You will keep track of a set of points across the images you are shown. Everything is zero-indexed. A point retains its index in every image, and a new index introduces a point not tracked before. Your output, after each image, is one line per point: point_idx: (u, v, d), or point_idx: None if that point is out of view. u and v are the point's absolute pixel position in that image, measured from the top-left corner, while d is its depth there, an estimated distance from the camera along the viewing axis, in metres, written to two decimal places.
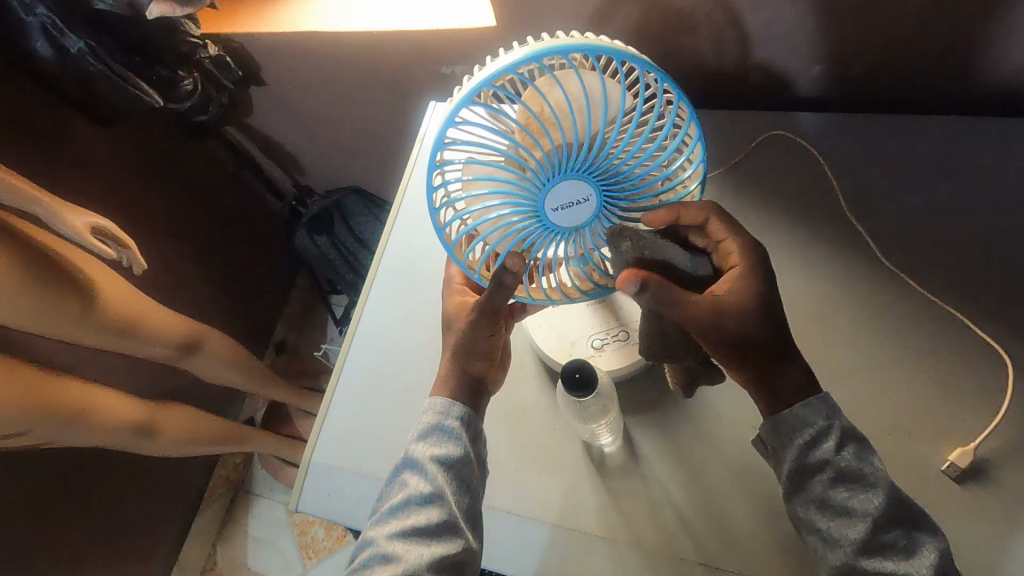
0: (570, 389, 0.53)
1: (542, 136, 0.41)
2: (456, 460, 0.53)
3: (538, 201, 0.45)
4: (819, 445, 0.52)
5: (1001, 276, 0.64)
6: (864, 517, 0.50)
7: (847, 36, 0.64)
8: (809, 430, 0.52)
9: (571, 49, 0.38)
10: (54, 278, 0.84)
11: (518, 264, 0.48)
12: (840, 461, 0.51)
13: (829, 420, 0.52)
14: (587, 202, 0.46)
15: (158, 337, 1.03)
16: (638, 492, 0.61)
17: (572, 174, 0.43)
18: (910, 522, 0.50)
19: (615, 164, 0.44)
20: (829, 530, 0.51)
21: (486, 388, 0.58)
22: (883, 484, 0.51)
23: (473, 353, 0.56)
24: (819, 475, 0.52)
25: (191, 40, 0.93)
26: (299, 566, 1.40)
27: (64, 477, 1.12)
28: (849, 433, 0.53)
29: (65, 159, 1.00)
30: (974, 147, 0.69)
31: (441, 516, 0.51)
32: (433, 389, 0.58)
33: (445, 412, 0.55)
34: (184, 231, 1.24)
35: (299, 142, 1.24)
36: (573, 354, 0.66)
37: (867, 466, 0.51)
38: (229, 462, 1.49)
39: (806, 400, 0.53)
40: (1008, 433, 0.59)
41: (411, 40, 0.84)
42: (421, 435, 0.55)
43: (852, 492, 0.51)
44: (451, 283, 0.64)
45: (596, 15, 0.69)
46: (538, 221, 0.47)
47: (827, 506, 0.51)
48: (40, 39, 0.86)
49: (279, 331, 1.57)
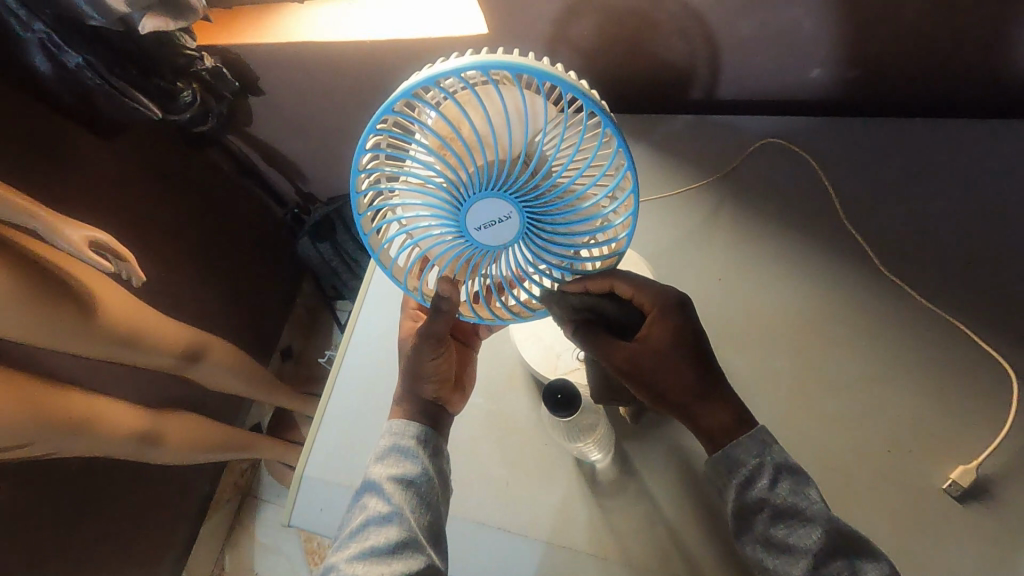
0: (555, 410, 0.53)
1: (453, 157, 0.40)
2: (413, 478, 0.53)
3: (460, 219, 0.44)
4: (754, 483, 0.52)
5: (1006, 284, 0.62)
6: (805, 553, 0.49)
7: (847, 40, 0.62)
8: (741, 469, 0.52)
9: (456, 70, 0.36)
10: (54, 292, 0.85)
11: (450, 289, 0.48)
12: (773, 498, 0.51)
13: (760, 457, 0.52)
14: (509, 220, 0.43)
15: (160, 348, 1.04)
16: (631, 509, 0.60)
17: (487, 193, 0.41)
18: (852, 550, 0.49)
19: (532, 182, 0.41)
20: (775, 568, 0.51)
21: (444, 410, 0.59)
22: (821, 517, 0.50)
23: (420, 377, 0.57)
24: (757, 513, 0.52)
25: (187, 52, 0.93)
26: (305, 570, 1.41)
27: (70, 486, 1.13)
28: (782, 467, 0.52)
29: (67, 173, 1.01)
30: (977, 151, 0.67)
31: (400, 533, 0.50)
32: (392, 411, 0.59)
33: (401, 433, 0.56)
34: (187, 240, 1.25)
35: (300, 151, 1.24)
36: (558, 366, 0.65)
37: (803, 500, 0.50)
38: (236, 468, 1.51)
39: (737, 439, 0.53)
40: (1013, 449, 0.57)
41: (404, 50, 0.84)
42: (378, 456, 0.55)
43: (791, 528, 0.50)
44: (405, 307, 0.63)
45: (583, 21, 0.67)
46: (468, 240, 0.46)
47: (771, 544, 0.51)
48: (41, 55, 0.88)
49: (285, 338, 1.58)
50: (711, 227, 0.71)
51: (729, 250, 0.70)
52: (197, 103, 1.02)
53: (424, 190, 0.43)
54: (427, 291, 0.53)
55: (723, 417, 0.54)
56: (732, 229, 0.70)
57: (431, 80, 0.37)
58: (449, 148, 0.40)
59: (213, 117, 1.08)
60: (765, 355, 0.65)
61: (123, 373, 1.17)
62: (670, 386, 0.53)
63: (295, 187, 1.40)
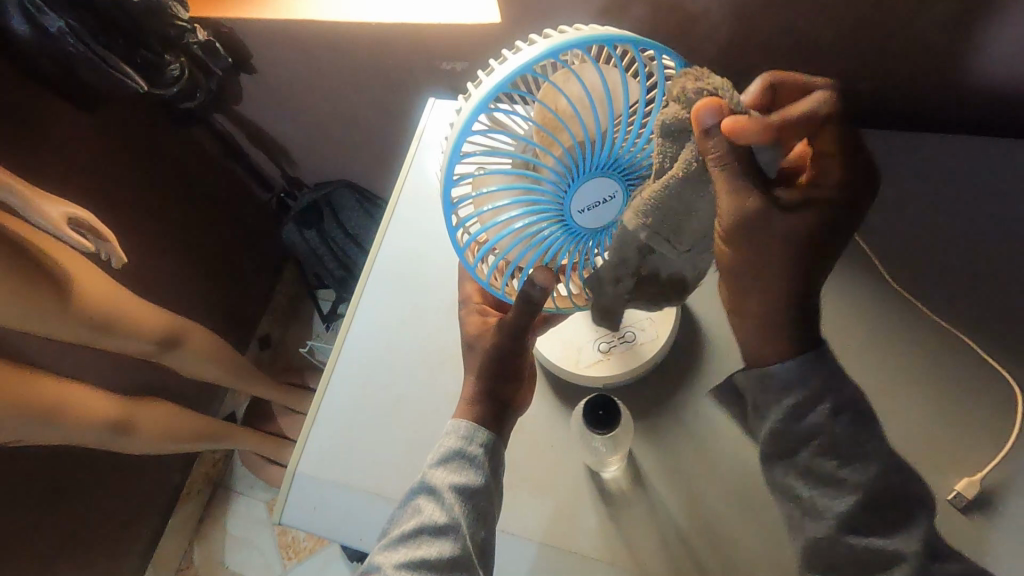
0: (591, 424, 0.55)
1: (562, 132, 0.40)
2: (475, 490, 0.51)
3: (562, 204, 0.44)
4: (809, 412, 0.48)
5: (1009, 301, 0.63)
6: (852, 490, 0.47)
7: (866, 52, 0.62)
8: (794, 395, 0.48)
9: (586, 41, 0.37)
10: (27, 268, 0.81)
11: (547, 279, 0.48)
12: (830, 429, 0.47)
13: (821, 383, 0.48)
14: (614, 200, 0.45)
15: (136, 332, 0.99)
16: (640, 515, 0.60)
17: (597, 172, 0.42)
18: (903, 495, 0.47)
19: (636, 158, 0.44)
20: (814, 498, 0.49)
21: (512, 411, 0.57)
22: (876, 455, 0.47)
23: (481, 368, 0.55)
24: (806, 445, 0.48)
25: (178, 24, 0.87)
26: (280, 566, 1.37)
27: (34, 476, 1.07)
28: (843, 400, 0.48)
29: (39, 144, 0.96)
30: (985, 168, 0.67)
31: (454, 550, 0.49)
32: (456, 411, 0.56)
33: (468, 437, 0.53)
34: (163, 219, 1.19)
35: (289, 131, 1.20)
36: (580, 360, 0.65)
37: (862, 436, 0.47)
38: (208, 459, 1.46)
39: (784, 362, 0.48)
40: (1017, 463, 0.58)
41: (410, 33, 0.81)
42: (441, 459, 0.53)
43: (843, 464, 0.47)
44: (469, 301, 0.61)
45: (600, 12, 0.66)
46: (563, 225, 0.46)
47: (812, 475, 0.48)
48: (17, 16, 0.82)
49: (264, 326, 1.54)
50: None
51: None
52: (185, 78, 0.96)
53: (528, 178, 0.42)
54: (510, 288, 0.52)
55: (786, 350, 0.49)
56: None
57: (555, 52, 0.37)
58: (558, 125, 0.40)
59: (201, 92, 1.01)
60: None
61: (94, 358, 1.12)
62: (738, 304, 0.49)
63: (281, 170, 1.33)
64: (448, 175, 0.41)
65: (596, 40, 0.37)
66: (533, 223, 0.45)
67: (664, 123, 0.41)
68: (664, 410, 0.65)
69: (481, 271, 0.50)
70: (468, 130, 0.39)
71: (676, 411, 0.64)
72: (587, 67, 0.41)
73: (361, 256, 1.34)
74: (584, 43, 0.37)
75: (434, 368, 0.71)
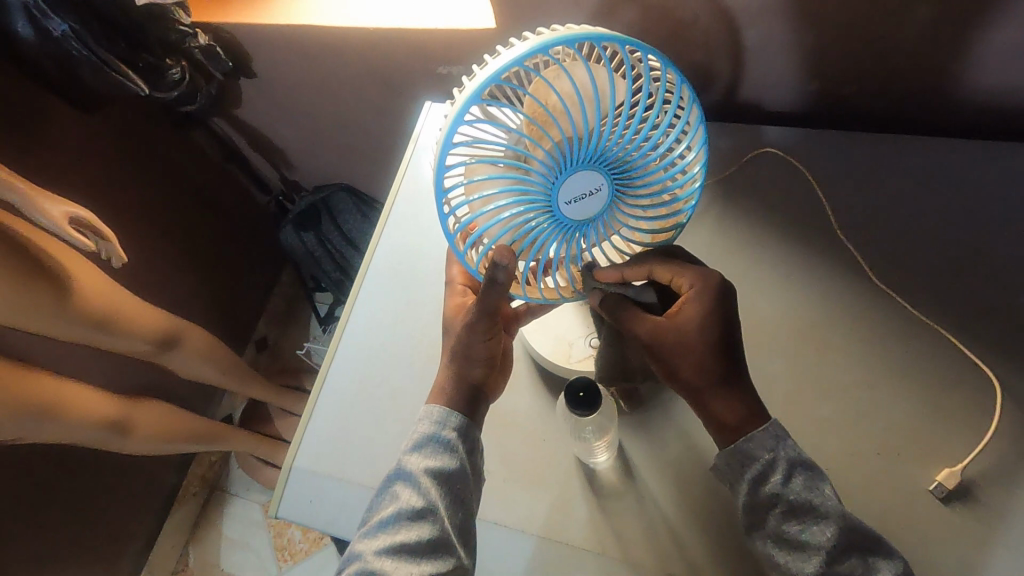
0: (574, 407, 0.55)
1: (552, 126, 0.41)
2: (451, 474, 0.53)
3: (550, 195, 0.45)
4: (768, 479, 0.53)
5: (988, 297, 0.65)
6: (818, 549, 0.51)
7: (848, 56, 0.64)
8: (754, 465, 0.54)
9: (576, 38, 0.38)
10: (29, 267, 0.82)
11: (508, 257, 0.46)
12: (787, 494, 0.53)
13: (773, 453, 0.54)
14: (598, 194, 0.46)
15: (135, 332, 1.00)
16: (629, 506, 0.61)
17: (585, 166, 0.44)
18: (864, 549, 0.52)
19: (623, 154, 0.44)
20: (787, 562, 0.52)
21: (484, 396, 0.58)
22: (834, 514, 0.52)
23: (473, 360, 0.57)
24: (770, 509, 0.53)
25: (180, 28, 0.89)
26: (275, 567, 1.37)
27: (31, 474, 1.08)
28: (796, 462, 0.54)
29: (41, 146, 0.97)
30: (965, 170, 0.70)
31: (432, 532, 0.50)
32: (431, 398, 0.57)
33: (443, 422, 0.55)
34: (162, 220, 1.21)
35: (288, 135, 1.21)
36: (572, 355, 0.67)
37: (816, 496, 0.52)
38: (205, 460, 1.46)
39: (750, 433, 0.54)
40: (995, 454, 0.59)
41: (407, 37, 0.83)
42: (415, 445, 0.54)
43: (805, 525, 0.52)
44: (453, 283, 0.64)
45: (592, 18, 0.68)
46: (551, 217, 0.47)
47: (782, 540, 0.53)
48: (22, 18, 0.82)
49: (261, 328, 1.55)
50: (706, 232, 0.73)
51: (726, 254, 0.72)
52: (185, 82, 0.98)
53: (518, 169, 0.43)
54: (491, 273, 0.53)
55: (736, 409, 0.55)
56: (726, 235, 0.72)
57: (546, 48, 0.38)
58: (547, 119, 0.41)
59: (202, 96, 1.04)
60: (761, 359, 0.67)
61: (92, 357, 1.13)
62: (686, 367, 0.55)
63: (280, 174, 1.35)
64: (441, 165, 0.42)
65: (584, 39, 0.39)
66: (522, 213, 0.46)
67: (651, 120, 0.42)
68: (653, 404, 0.66)
69: (471, 259, 0.51)
70: (461, 120, 0.40)
71: (664, 404, 0.66)
72: (576, 64, 0.42)
73: (358, 258, 1.35)
74: (574, 41, 0.39)
75: (427, 364, 0.72)
